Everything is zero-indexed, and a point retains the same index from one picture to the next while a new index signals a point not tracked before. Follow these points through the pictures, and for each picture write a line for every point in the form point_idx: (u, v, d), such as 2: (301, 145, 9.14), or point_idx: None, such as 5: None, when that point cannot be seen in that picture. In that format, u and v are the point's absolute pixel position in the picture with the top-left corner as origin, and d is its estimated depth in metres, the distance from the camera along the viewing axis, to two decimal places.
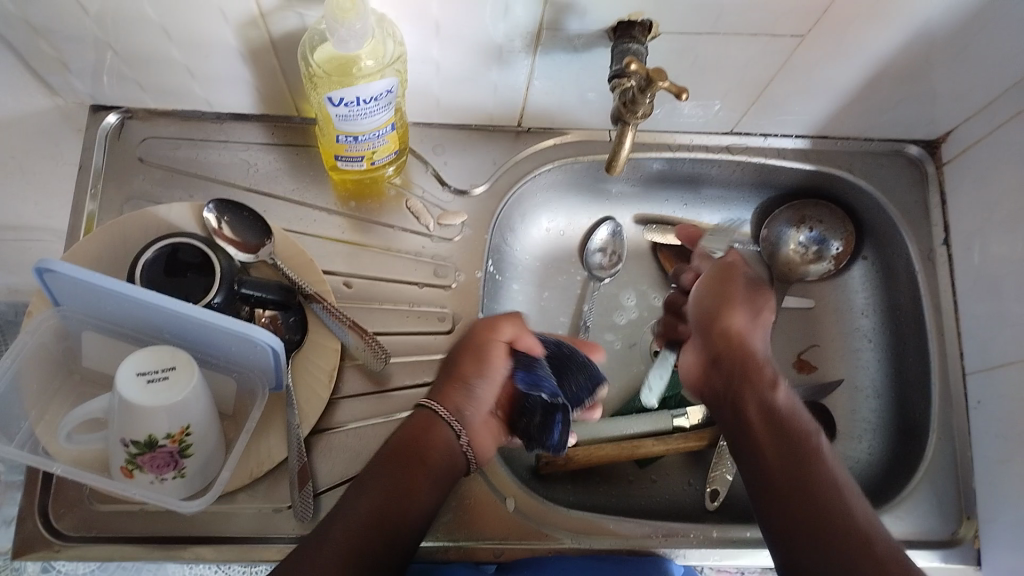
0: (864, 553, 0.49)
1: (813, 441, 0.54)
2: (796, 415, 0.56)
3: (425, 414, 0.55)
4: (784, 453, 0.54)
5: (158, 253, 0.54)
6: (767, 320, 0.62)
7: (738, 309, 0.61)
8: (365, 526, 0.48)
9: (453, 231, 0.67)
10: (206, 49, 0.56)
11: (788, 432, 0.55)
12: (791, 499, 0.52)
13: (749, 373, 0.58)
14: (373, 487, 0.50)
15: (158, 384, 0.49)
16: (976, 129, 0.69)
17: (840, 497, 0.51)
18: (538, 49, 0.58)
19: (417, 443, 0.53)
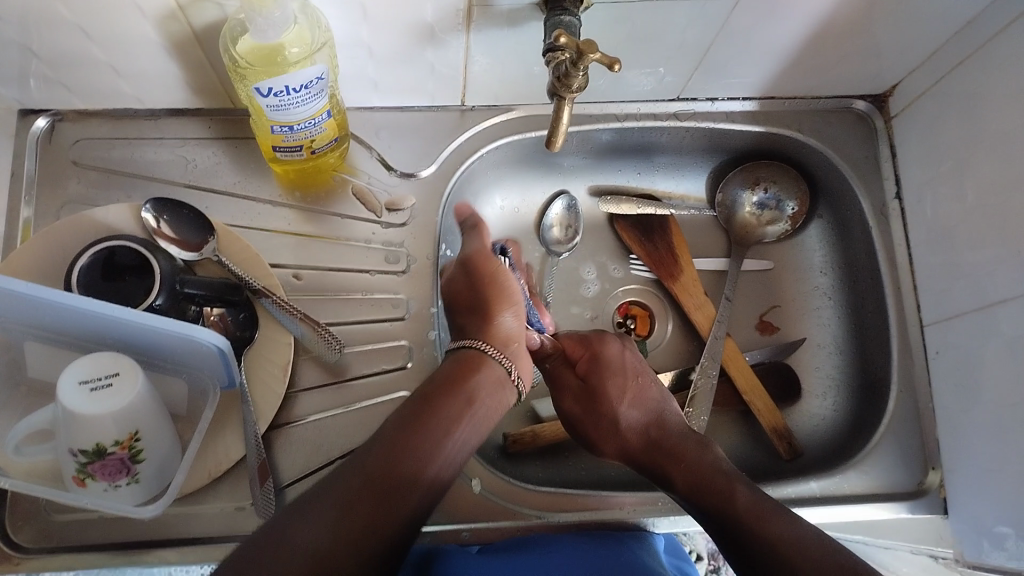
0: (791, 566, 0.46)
1: (726, 488, 0.53)
2: (710, 467, 0.55)
3: (475, 354, 0.56)
4: (702, 498, 0.53)
5: (95, 258, 0.53)
6: (631, 401, 0.61)
7: (609, 348, 0.65)
8: (350, 520, 0.42)
9: (402, 215, 0.67)
10: (130, 46, 0.55)
11: (701, 476, 0.54)
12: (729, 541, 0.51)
13: (659, 453, 0.58)
14: (351, 481, 0.44)
15: (102, 392, 0.48)
16: (922, 80, 0.69)
17: (761, 517, 0.50)
18: (471, 25, 0.57)
19: (461, 380, 0.53)
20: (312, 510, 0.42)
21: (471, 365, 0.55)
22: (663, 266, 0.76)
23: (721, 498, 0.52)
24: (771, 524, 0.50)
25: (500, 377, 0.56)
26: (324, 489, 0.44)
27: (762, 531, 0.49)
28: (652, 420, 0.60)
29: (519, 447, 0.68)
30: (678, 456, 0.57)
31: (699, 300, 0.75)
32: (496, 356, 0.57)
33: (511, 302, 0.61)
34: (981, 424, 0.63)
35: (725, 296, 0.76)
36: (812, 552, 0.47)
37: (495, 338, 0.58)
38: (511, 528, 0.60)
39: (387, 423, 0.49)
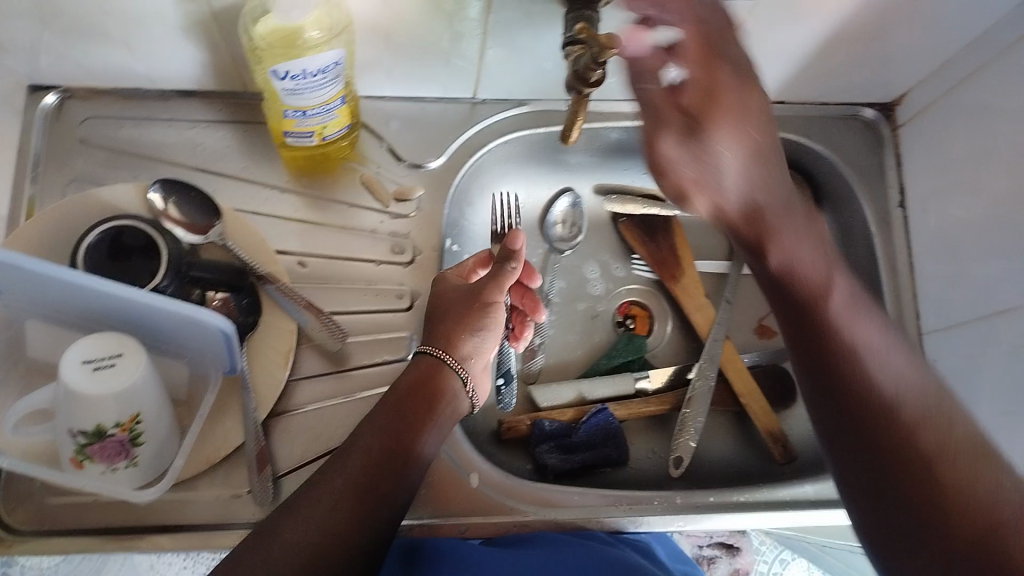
0: (900, 432, 0.45)
1: (820, 291, 0.51)
2: (808, 259, 0.52)
3: (428, 359, 0.55)
4: (802, 334, 0.51)
5: (101, 237, 0.53)
6: (732, 152, 0.51)
7: (724, 124, 0.51)
8: (336, 519, 0.45)
9: (409, 206, 0.66)
10: (145, 24, 0.54)
11: (809, 307, 0.51)
12: (835, 402, 0.48)
13: (751, 242, 0.54)
14: (336, 485, 0.46)
15: (105, 371, 0.47)
16: (932, 90, 0.70)
17: (866, 370, 0.48)
18: (490, 16, 0.57)
19: (423, 383, 0.53)
20: (297, 509, 0.45)
21: (432, 372, 0.54)
22: (664, 266, 0.76)
23: (815, 299, 0.51)
24: (861, 352, 0.48)
25: (455, 386, 0.55)
26: (308, 494, 0.46)
27: (844, 366, 0.48)
28: (759, 188, 0.52)
29: (513, 434, 0.68)
30: (777, 240, 0.53)
31: (699, 302, 0.75)
32: (453, 365, 0.55)
33: (482, 324, 0.57)
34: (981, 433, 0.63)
35: (725, 299, 0.75)
36: (891, 394, 0.46)
37: (456, 346, 0.56)
38: (508, 524, 0.60)
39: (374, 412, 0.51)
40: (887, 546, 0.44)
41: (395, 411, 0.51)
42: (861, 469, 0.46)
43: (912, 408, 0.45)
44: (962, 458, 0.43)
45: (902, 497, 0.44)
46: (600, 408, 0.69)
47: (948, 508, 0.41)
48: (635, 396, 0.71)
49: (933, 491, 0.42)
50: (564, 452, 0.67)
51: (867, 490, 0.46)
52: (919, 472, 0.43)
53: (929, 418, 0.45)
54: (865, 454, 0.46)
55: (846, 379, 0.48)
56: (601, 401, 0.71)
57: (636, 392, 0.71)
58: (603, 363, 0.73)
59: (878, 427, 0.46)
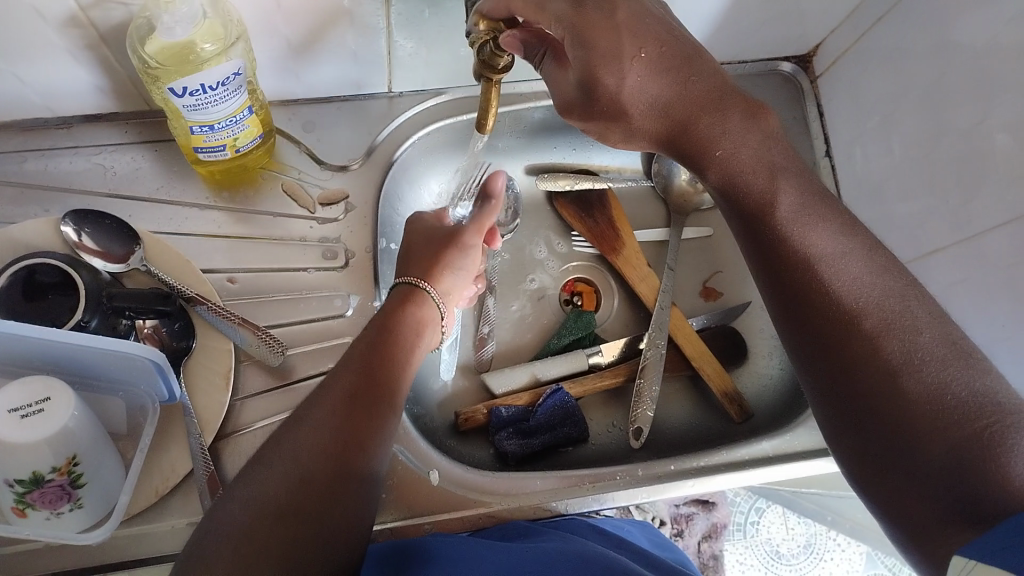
0: (864, 340, 0.45)
1: (769, 193, 0.51)
2: (737, 149, 0.53)
3: (409, 287, 0.58)
4: (753, 232, 0.52)
5: (15, 277, 0.51)
6: (632, 71, 0.50)
7: (608, 66, 0.49)
8: (324, 454, 0.45)
9: (337, 209, 0.65)
10: (32, 53, 0.52)
11: (748, 204, 0.52)
12: (806, 317, 0.48)
13: (689, 153, 0.54)
14: (317, 425, 0.46)
15: (34, 418, 0.46)
16: (843, 38, 0.71)
17: (823, 281, 0.47)
18: (391, 9, 0.56)
19: (401, 312, 0.56)
20: (282, 451, 0.45)
21: (412, 300, 0.57)
22: (605, 240, 0.76)
23: (764, 207, 0.51)
24: (812, 251, 0.49)
25: (434, 316, 0.58)
26: (288, 434, 0.46)
27: (806, 283, 0.48)
28: (678, 105, 0.52)
29: (471, 424, 0.68)
30: (713, 151, 0.53)
31: (643, 272, 0.75)
32: (435, 298, 0.59)
33: (460, 261, 0.61)
34: None
35: (667, 265, 0.75)
36: (850, 305, 0.46)
37: (437, 278, 0.60)
38: (474, 517, 0.60)
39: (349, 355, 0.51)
40: (853, 441, 0.45)
41: (370, 352, 0.52)
42: (823, 368, 0.46)
43: (883, 317, 0.45)
44: (931, 363, 0.42)
45: (867, 398, 0.44)
46: (554, 390, 0.68)
47: (919, 413, 0.41)
48: (588, 371, 0.72)
49: (902, 397, 0.42)
50: (523, 436, 0.67)
51: (833, 391, 0.46)
52: (885, 378, 0.43)
53: (890, 326, 0.44)
54: (827, 356, 0.46)
55: (810, 295, 0.48)
56: (556, 380, 0.71)
57: (589, 367, 0.72)
58: (553, 342, 0.73)
59: (847, 337, 0.45)
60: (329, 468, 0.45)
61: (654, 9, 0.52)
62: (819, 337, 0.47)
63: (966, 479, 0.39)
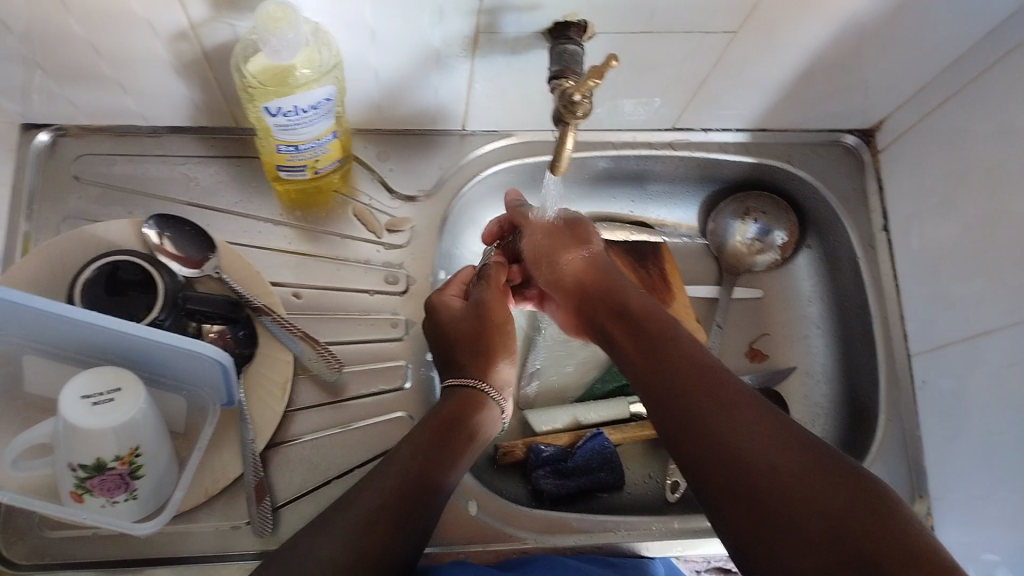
0: (753, 420, 0.47)
1: (665, 326, 0.57)
2: (654, 309, 0.59)
3: (471, 392, 0.57)
4: (642, 350, 0.56)
5: (99, 272, 0.54)
6: (597, 241, 0.67)
7: (571, 255, 0.66)
8: (336, 568, 0.43)
9: (402, 238, 0.67)
10: (139, 63, 0.56)
11: (648, 327, 0.57)
12: (692, 398, 0.50)
13: (604, 292, 0.62)
14: (344, 535, 0.45)
15: (104, 406, 0.48)
16: (909, 115, 0.72)
17: (717, 377, 0.51)
18: (476, 52, 0.58)
19: (461, 420, 0.55)
20: (301, 557, 0.44)
21: (469, 404, 0.56)
22: (656, 291, 0.76)
23: (660, 331, 0.57)
24: (711, 363, 0.53)
25: (492, 418, 0.58)
26: (311, 542, 0.45)
27: (678, 384, 0.51)
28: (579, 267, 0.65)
29: (509, 459, 0.68)
30: (622, 293, 0.61)
31: (691, 326, 0.76)
32: (494, 397, 0.59)
33: (506, 345, 0.62)
34: (971, 449, 0.63)
35: (716, 322, 0.78)
36: (735, 395, 0.49)
37: (491, 374, 0.60)
38: (507, 551, 0.60)
39: (398, 457, 0.51)
40: (716, 496, 0.45)
41: (415, 458, 0.51)
42: (686, 435, 0.48)
43: (713, 407, 0.48)
44: (802, 447, 0.45)
45: (733, 460, 0.45)
46: (594, 433, 0.69)
47: (798, 473, 0.43)
48: (629, 420, 0.72)
49: (771, 460, 0.44)
50: (560, 477, 0.67)
51: (690, 453, 0.48)
52: (767, 443, 0.45)
53: (773, 415, 0.47)
54: (689, 427, 0.48)
55: (679, 396, 0.50)
56: (596, 425, 0.72)
57: (630, 417, 0.72)
58: (598, 387, 0.75)
59: (696, 434, 0.48)
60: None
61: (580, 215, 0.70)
62: (687, 414, 0.49)
63: (853, 541, 0.39)
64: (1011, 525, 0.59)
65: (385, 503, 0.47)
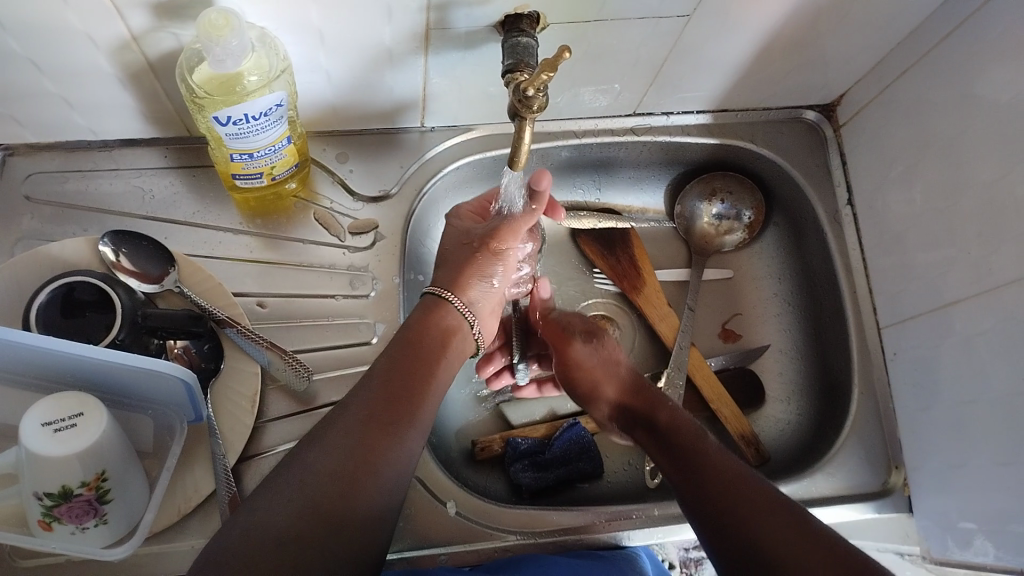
0: (780, 519, 0.47)
1: (695, 436, 0.56)
2: (693, 432, 0.56)
3: (435, 303, 0.59)
4: (673, 457, 0.55)
5: (54, 294, 0.53)
6: (621, 356, 0.66)
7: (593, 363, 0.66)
8: (336, 477, 0.45)
9: (367, 239, 0.66)
10: (82, 78, 0.54)
11: (676, 439, 0.56)
12: (724, 505, 0.49)
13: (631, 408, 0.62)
14: (336, 445, 0.46)
15: (66, 432, 0.47)
16: (869, 89, 0.72)
17: (743, 485, 0.50)
18: (429, 48, 0.57)
19: (428, 327, 0.56)
20: (301, 469, 0.45)
21: (436, 313, 0.58)
22: (626, 279, 0.77)
23: (695, 449, 0.54)
24: (740, 471, 0.51)
25: (461, 326, 0.59)
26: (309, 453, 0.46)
27: (709, 491, 0.51)
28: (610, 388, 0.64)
29: (487, 454, 0.68)
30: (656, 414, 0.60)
31: (663, 311, 0.76)
32: (461, 308, 0.59)
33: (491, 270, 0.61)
34: (943, 419, 0.64)
35: (687, 305, 0.77)
36: (765, 501, 0.48)
37: (463, 290, 0.60)
38: (489, 551, 0.60)
39: (377, 368, 0.52)
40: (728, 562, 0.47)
41: (393, 369, 0.52)
42: (720, 541, 0.48)
43: (736, 492, 0.50)
44: (823, 545, 0.45)
45: (748, 535, 0.47)
46: (571, 424, 0.69)
47: (808, 551, 0.44)
48: None
49: (786, 539, 0.45)
50: (538, 469, 0.67)
51: (710, 533, 0.49)
52: (781, 533, 0.46)
53: (805, 516, 0.47)
54: (708, 506, 0.50)
55: (710, 503, 0.50)
56: (573, 416, 0.72)
57: None
58: None
59: (731, 538, 0.48)
60: (345, 491, 0.44)
61: (613, 349, 0.66)
62: (721, 524, 0.49)
63: None
64: (984, 494, 0.59)
65: (372, 408, 0.49)
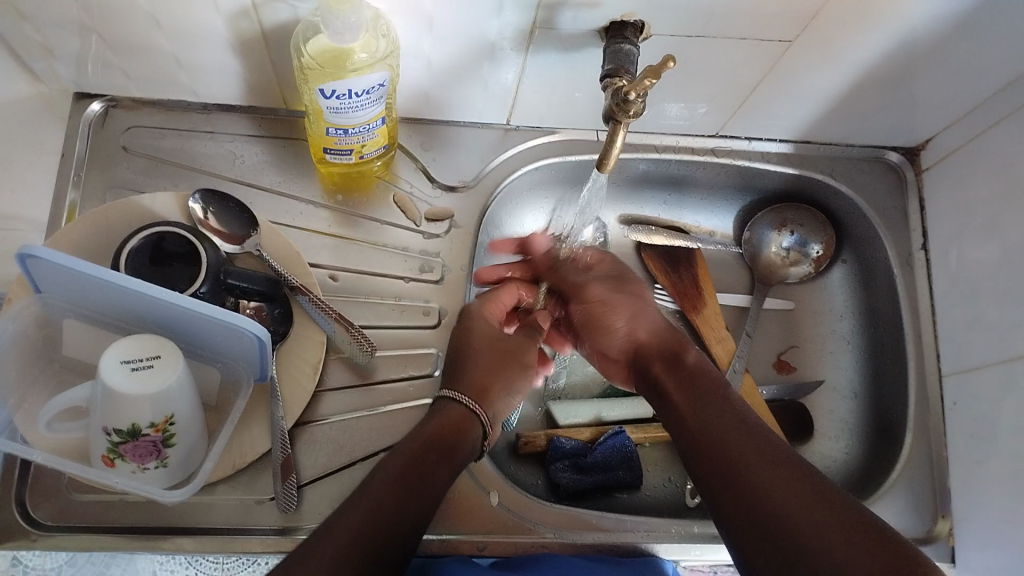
0: (791, 468, 0.48)
1: (716, 382, 0.56)
2: (706, 378, 0.57)
3: (459, 410, 0.55)
4: (690, 391, 0.56)
5: (144, 242, 0.55)
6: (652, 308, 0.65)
7: (617, 314, 0.64)
8: (365, 531, 0.46)
9: (441, 227, 0.68)
10: (196, 39, 0.56)
11: (697, 381, 0.57)
12: (734, 446, 0.51)
13: (660, 354, 0.61)
14: (368, 502, 0.47)
15: (144, 372, 0.49)
16: (956, 136, 0.71)
17: (756, 434, 0.51)
18: (529, 47, 0.58)
19: (454, 424, 0.54)
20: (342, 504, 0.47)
21: (458, 421, 0.55)
22: (687, 298, 0.77)
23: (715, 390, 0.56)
24: (760, 424, 0.52)
25: (474, 435, 0.56)
26: (350, 501, 0.47)
27: (720, 432, 0.52)
28: (647, 338, 0.62)
29: (529, 449, 0.69)
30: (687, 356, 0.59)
31: (720, 334, 0.75)
32: (482, 419, 0.56)
33: (507, 377, 0.60)
34: (1000, 475, 0.62)
35: (745, 331, 0.77)
36: (777, 449, 0.50)
37: (485, 399, 0.57)
38: (526, 544, 0.60)
39: (422, 425, 0.53)
40: (734, 512, 0.48)
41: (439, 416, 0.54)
42: (724, 481, 0.49)
43: (758, 458, 0.49)
44: (823, 498, 0.46)
45: (755, 481, 0.48)
46: (616, 432, 0.69)
47: (837, 536, 0.44)
48: (651, 420, 0.72)
49: (808, 515, 0.45)
50: (577, 471, 0.67)
51: (722, 498, 0.49)
52: (788, 480, 0.47)
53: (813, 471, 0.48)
54: (723, 469, 0.50)
55: (721, 444, 0.51)
56: (618, 423, 0.72)
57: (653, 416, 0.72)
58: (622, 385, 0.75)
59: (736, 480, 0.49)
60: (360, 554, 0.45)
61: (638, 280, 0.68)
62: (729, 464, 0.50)
63: None
64: None
65: (404, 476, 0.49)
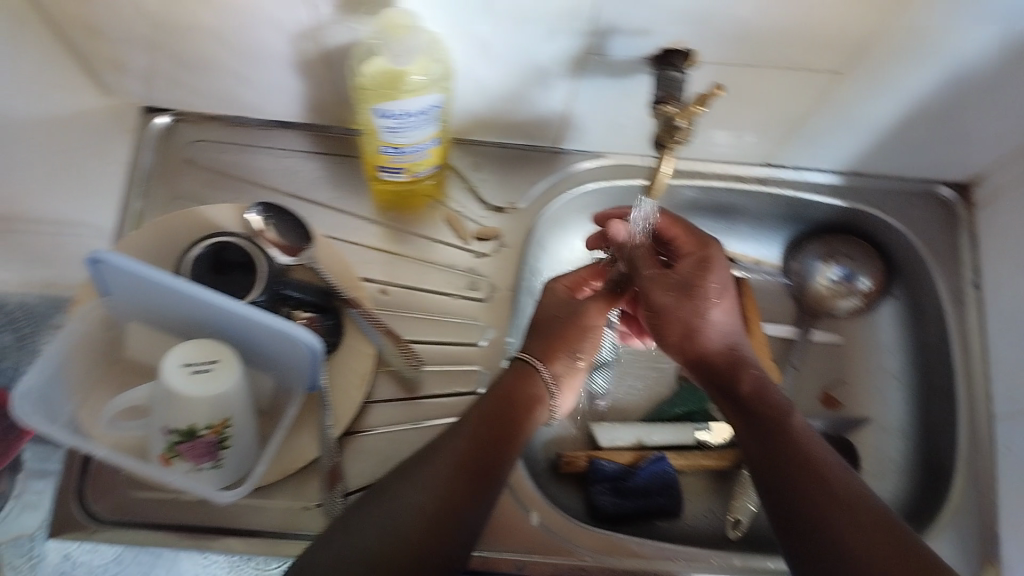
0: (865, 518, 0.49)
1: (784, 412, 0.55)
2: (770, 398, 0.56)
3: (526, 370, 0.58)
4: (752, 418, 0.55)
5: (206, 251, 0.57)
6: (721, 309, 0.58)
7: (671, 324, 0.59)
8: (441, 502, 0.49)
9: (489, 246, 0.69)
10: (261, 58, 0.59)
11: (761, 406, 0.55)
12: (806, 491, 0.50)
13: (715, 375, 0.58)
14: (433, 477, 0.50)
15: (203, 375, 0.50)
16: (1011, 172, 0.70)
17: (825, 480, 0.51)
18: (580, 72, 0.60)
19: (516, 390, 0.56)
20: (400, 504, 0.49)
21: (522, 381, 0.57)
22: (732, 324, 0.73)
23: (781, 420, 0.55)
24: (831, 466, 0.52)
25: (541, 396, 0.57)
26: (419, 471, 0.51)
27: (790, 471, 0.52)
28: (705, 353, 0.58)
29: (570, 468, 0.69)
30: (745, 376, 0.57)
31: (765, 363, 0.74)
32: (547, 380, 0.58)
33: (581, 343, 0.60)
34: None
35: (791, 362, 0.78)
36: (850, 495, 0.50)
37: (551, 359, 0.59)
38: (562, 565, 0.60)
39: (478, 405, 0.55)
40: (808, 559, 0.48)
41: (495, 410, 0.54)
42: (796, 527, 0.50)
43: (830, 506, 0.49)
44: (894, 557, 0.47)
45: (831, 529, 0.48)
46: (658, 458, 0.69)
47: None
48: (694, 447, 0.72)
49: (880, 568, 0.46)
50: (617, 494, 0.67)
51: (799, 549, 0.49)
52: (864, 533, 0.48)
53: (890, 524, 0.49)
54: (798, 514, 0.50)
55: (792, 487, 0.51)
56: (660, 448, 0.72)
57: (695, 444, 0.72)
58: (666, 410, 0.75)
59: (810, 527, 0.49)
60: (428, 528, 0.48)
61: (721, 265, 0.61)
62: (803, 509, 0.50)
63: None
64: None
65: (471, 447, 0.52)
